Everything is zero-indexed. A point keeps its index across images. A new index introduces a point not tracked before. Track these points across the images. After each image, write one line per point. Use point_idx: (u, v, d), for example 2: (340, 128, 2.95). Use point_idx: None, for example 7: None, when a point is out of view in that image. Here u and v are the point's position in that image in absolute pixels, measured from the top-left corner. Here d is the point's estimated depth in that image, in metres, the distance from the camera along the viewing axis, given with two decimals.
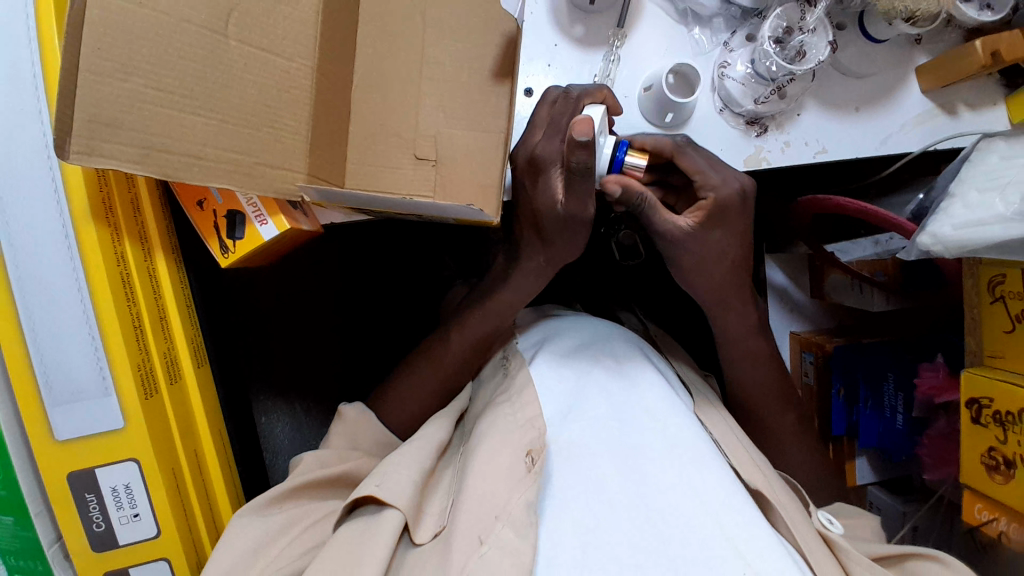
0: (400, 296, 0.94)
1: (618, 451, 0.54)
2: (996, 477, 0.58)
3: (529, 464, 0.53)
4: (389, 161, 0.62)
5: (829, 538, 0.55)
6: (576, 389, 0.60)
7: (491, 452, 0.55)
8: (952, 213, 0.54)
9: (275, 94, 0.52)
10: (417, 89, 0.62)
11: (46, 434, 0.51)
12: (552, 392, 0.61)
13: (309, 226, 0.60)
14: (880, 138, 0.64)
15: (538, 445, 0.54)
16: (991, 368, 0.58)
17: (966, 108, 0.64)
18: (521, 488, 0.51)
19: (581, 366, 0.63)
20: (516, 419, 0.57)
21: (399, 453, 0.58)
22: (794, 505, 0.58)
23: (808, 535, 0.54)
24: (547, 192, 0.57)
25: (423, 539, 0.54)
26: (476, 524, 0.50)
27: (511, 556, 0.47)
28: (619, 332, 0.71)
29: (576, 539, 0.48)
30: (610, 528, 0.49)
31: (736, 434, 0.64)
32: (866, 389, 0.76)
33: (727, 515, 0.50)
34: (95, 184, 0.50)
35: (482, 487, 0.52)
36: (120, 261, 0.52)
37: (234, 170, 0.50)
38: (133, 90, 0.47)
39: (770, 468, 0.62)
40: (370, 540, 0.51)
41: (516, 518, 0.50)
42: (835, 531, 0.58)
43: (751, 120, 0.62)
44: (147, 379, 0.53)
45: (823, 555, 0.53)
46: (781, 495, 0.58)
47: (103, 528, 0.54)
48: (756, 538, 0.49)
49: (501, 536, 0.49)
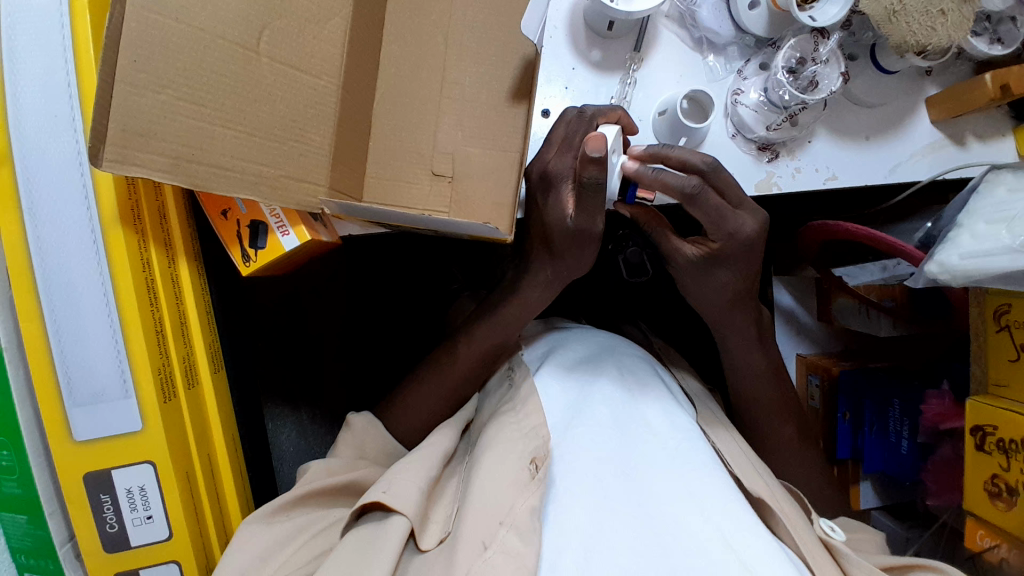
0: (412, 307, 0.95)
1: (621, 461, 0.55)
2: (998, 504, 0.58)
3: (533, 471, 0.54)
4: (407, 175, 0.64)
5: (830, 544, 0.57)
6: (579, 401, 0.61)
7: (497, 460, 0.56)
8: (959, 244, 0.55)
9: (300, 110, 0.53)
10: (437, 108, 0.64)
11: (65, 437, 0.52)
12: (560, 403, 0.62)
13: (328, 236, 0.61)
14: (890, 165, 0.65)
15: (541, 453, 0.56)
16: (994, 396, 0.59)
17: (976, 139, 0.65)
18: (525, 494, 0.53)
19: (586, 378, 0.64)
20: (523, 426, 0.59)
21: (406, 459, 0.59)
22: (800, 521, 0.58)
23: (808, 539, 0.56)
24: (558, 208, 0.58)
25: (428, 545, 0.54)
26: (480, 528, 0.51)
27: (514, 561, 0.48)
28: (624, 345, 0.72)
29: (581, 543, 0.49)
30: (611, 532, 0.49)
31: (743, 449, 0.65)
32: (871, 414, 0.77)
33: (729, 524, 0.50)
34: (124, 191, 0.51)
35: (487, 494, 0.54)
36: (146, 266, 0.53)
37: (259, 182, 0.51)
38: (167, 102, 0.47)
39: (775, 480, 0.62)
40: (378, 545, 0.52)
41: (520, 524, 0.51)
42: (837, 537, 0.59)
43: (762, 146, 0.64)
44: (167, 383, 0.54)
45: (823, 555, 0.55)
46: (784, 505, 0.59)
47: (116, 529, 0.55)
48: (758, 545, 0.49)
49: (505, 542, 0.50)
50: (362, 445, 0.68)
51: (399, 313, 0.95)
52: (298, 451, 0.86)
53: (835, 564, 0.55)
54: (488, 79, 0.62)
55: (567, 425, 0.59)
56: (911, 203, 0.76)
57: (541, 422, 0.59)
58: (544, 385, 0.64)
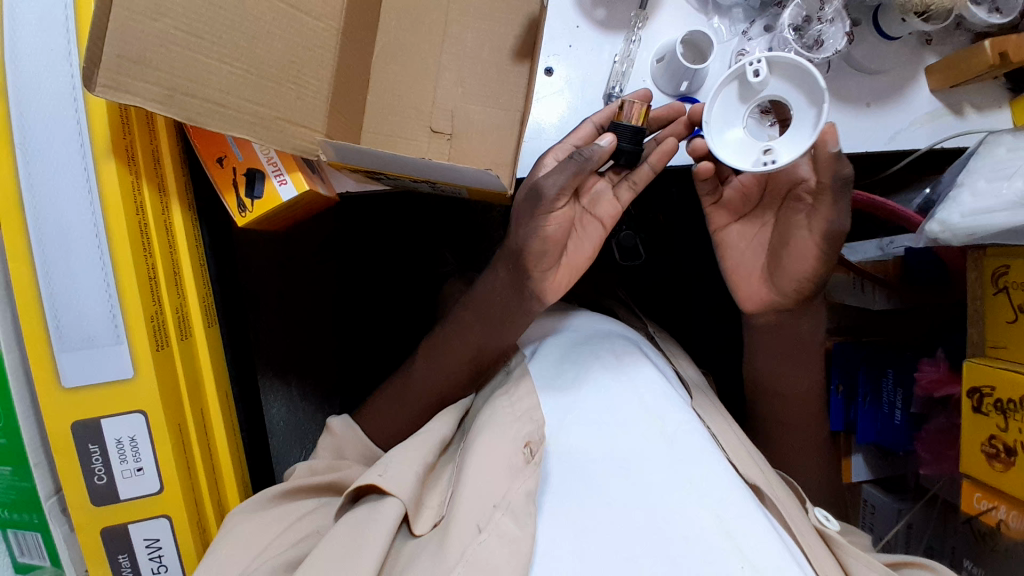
0: (399, 288, 0.92)
1: (620, 448, 0.52)
2: (996, 466, 0.58)
3: (527, 455, 0.52)
4: (406, 131, 0.65)
5: (826, 535, 0.56)
6: (574, 388, 0.59)
7: (492, 442, 0.53)
8: (960, 202, 0.55)
9: (302, 54, 0.53)
10: (437, 64, 0.64)
11: (53, 382, 0.50)
12: (551, 384, 0.60)
13: (324, 189, 0.60)
14: (890, 133, 0.66)
15: (536, 438, 0.53)
16: (992, 358, 0.60)
17: (972, 109, 0.66)
18: (521, 478, 0.50)
19: (581, 364, 0.61)
20: (514, 411, 0.56)
21: (400, 445, 0.57)
22: (786, 501, 0.57)
23: (804, 528, 0.55)
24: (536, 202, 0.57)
25: (422, 530, 0.52)
26: (474, 510, 0.49)
27: (509, 545, 0.46)
28: (617, 329, 0.70)
29: (575, 524, 0.48)
30: (609, 524, 0.47)
31: (732, 428, 0.64)
32: (866, 384, 0.77)
33: (729, 510, 0.49)
34: (118, 127, 0.50)
35: (480, 478, 0.51)
36: (139, 210, 0.52)
37: (256, 123, 0.50)
38: (164, 31, 0.46)
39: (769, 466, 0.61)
40: (367, 527, 0.50)
41: (515, 507, 0.48)
42: (832, 526, 0.58)
43: (766, 109, 0.64)
44: (160, 332, 0.53)
45: (824, 556, 0.53)
46: (777, 491, 0.57)
47: (104, 481, 0.52)
48: (759, 534, 0.47)
49: (500, 526, 0.47)
50: (342, 448, 0.67)
51: (386, 293, 0.92)
52: (288, 425, 0.89)
53: (829, 552, 0.54)
54: (490, 35, 0.63)
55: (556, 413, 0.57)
56: (906, 176, 0.77)
57: (533, 407, 0.57)
58: (536, 372, 0.62)
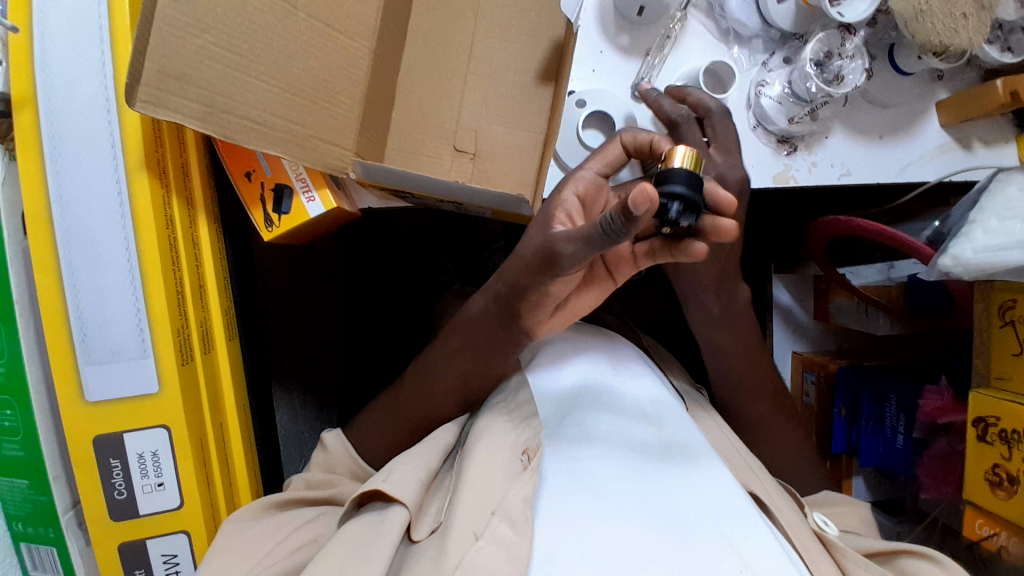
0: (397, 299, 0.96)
1: (619, 458, 0.52)
2: (999, 493, 0.60)
3: (525, 462, 0.51)
4: (429, 150, 0.65)
5: (825, 538, 0.54)
6: (575, 400, 0.59)
7: (491, 449, 0.53)
8: (973, 238, 0.57)
9: (333, 70, 0.53)
10: (463, 83, 0.65)
11: (75, 395, 0.50)
12: (552, 403, 0.59)
13: (349, 206, 0.61)
14: (901, 164, 0.68)
15: (534, 444, 0.53)
16: (997, 388, 0.61)
17: (981, 144, 0.68)
18: (518, 483, 0.49)
19: (585, 375, 0.62)
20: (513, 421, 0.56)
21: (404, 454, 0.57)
22: (785, 509, 0.55)
23: (803, 533, 0.53)
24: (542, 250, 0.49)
25: (421, 536, 0.50)
26: (473, 519, 0.47)
27: (507, 550, 0.45)
28: (622, 344, 0.70)
29: (579, 525, 0.46)
30: (611, 527, 0.45)
31: (734, 443, 0.62)
32: (868, 409, 0.79)
33: (729, 521, 0.48)
34: (151, 141, 0.50)
35: (478, 485, 0.50)
36: (168, 223, 0.52)
37: (291, 140, 0.51)
38: (205, 47, 0.46)
39: (766, 470, 0.60)
40: (374, 536, 0.49)
41: (513, 515, 0.47)
42: (830, 531, 0.56)
43: (782, 138, 0.66)
44: (185, 346, 0.52)
45: (817, 551, 0.52)
46: (777, 502, 0.55)
47: (124, 496, 0.52)
48: (757, 539, 0.47)
49: (497, 531, 0.46)
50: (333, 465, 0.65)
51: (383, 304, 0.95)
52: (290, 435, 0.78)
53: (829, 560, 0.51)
54: (516, 57, 0.64)
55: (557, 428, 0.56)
56: (910, 206, 0.79)
57: (532, 416, 0.56)
58: (540, 388, 0.62)
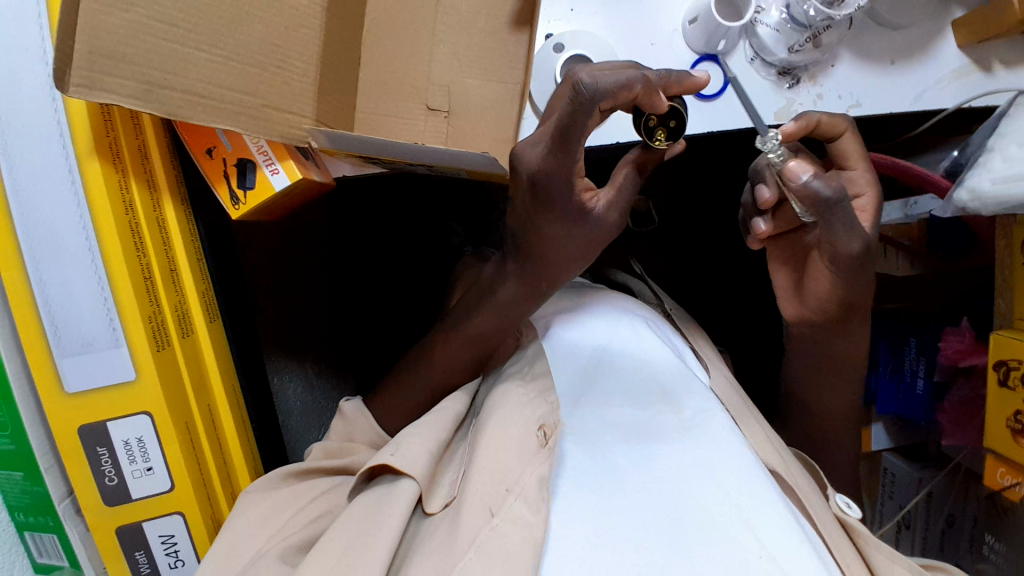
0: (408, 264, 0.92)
1: (634, 442, 0.50)
2: (1021, 442, 0.57)
3: (541, 438, 0.49)
4: (401, 111, 0.62)
5: (846, 521, 0.53)
6: (591, 377, 0.57)
7: (503, 425, 0.50)
8: (990, 167, 0.52)
9: (283, 33, 0.50)
10: (431, 35, 0.61)
11: (55, 387, 0.50)
12: (567, 372, 0.58)
13: (320, 175, 0.58)
14: (914, 93, 0.62)
15: (551, 421, 0.51)
16: (1019, 330, 0.57)
17: (1002, 66, 0.61)
18: (535, 461, 0.47)
19: (600, 347, 0.59)
20: (526, 394, 0.54)
21: (415, 424, 0.55)
22: (809, 489, 0.54)
23: (825, 518, 0.52)
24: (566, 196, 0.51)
25: (434, 509, 0.50)
26: (487, 493, 0.46)
27: (523, 530, 0.44)
28: (636, 303, 0.67)
29: (584, 502, 0.46)
30: (627, 510, 0.44)
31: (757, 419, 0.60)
32: (887, 354, 0.75)
33: (745, 497, 0.46)
34: (100, 124, 0.48)
35: (494, 457, 0.49)
36: (128, 208, 0.50)
37: (240, 113, 0.48)
38: (137, 22, 0.44)
39: (784, 447, 0.59)
40: (381, 511, 0.47)
41: (529, 492, 0.45)
42: (854, 513, 0.54)
43: (783, 70, 0.61)
44: (159, 332, 0.52)
45: (840, 537, 0.51)
46: (797, 477, 0.54)
47: (116, 482, 0.53)
48: (772, 517, 0.45)
49: (513, 508, 0.45)
50: (351, 433, 0.63)
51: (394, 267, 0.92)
52: None
53: (849, 542, 0.51)
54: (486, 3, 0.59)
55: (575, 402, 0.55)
56: (929, 135, 0.73)
57: (547, 390, 0.54)
58: (555, 356, 0.60)
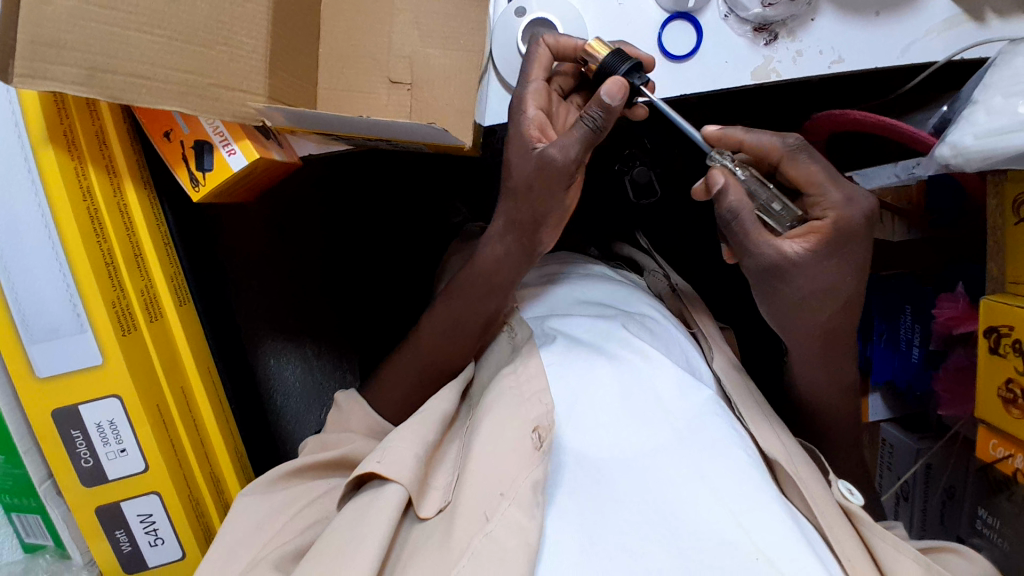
0: (407, 236, 0.95)
1: (628, 447, 0.48)
2: (1013, 411, 0.54)
3: (536, 441, 0.47)
4: (365, 86, 0.61)
5: (849, 511, 0.50)
6: (585, 367, 0.53)
7: (502, 424, 0.49)
8: (974, 121, 0.49)
9: (227, 9, 0.48)
10: (390, 7, 0.59)
11: (26, 371, 0.51)
12: (584, 340, 0.56)
13: (281, 153, 0.58)
14: (902, 45, 0.58)
15: (546, 422, 0.48)
16: (1011, 295, 0.54)
17: (996, 15, 0.58)
18: (530, 466, 0.46)
19: (594, 343, 0.56)
20: (521, 393, 0.51)
21: (400, 426, 0.53)
22: (810, 479, 0.51)
23: (821, 498, 0.50)
24: (524, 153, 0.53)
25: (428, 513, 0.49)
26: (479, 498, 0.46)
27: (517, 535, 0.42)
28: (642, 297, 0.66)
29: (581, 506, 0.45)
30: (622, 516, 0.43)
31: (756, 400, 0.59)
32: (882, 323, 0.73)
33: (741, 504, 0.45)
34: (54, 112, 0.48)
35: (487, 464, 0.47)
36: (87, 195, 0.50)
37: (185, 92, 0.47)
38: (75, 7, 0.43)
39: (790, 435, 0.56)
40: (370, 517, 0.46)
41: (522, 497, 0.44)
42: (856, 500, 0.52)
43: (759, 26, 0.57)
44: (124, 317, 0.52)
45: (837, 520, 0.49)
46: (799, 466, 0.52)
47: (92, 463, 0.54)
48: (772, 529, 0.44)
49: (506, 515, 0.43)
50: (347, 422, 0.62)
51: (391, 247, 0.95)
52: (304, 388, 0.85)
53: (851, 530, 0.49)
54: None
55: (594, 363, 0.53)
56: (925, 90, 0.69)
57: (544, 388, 0.51)
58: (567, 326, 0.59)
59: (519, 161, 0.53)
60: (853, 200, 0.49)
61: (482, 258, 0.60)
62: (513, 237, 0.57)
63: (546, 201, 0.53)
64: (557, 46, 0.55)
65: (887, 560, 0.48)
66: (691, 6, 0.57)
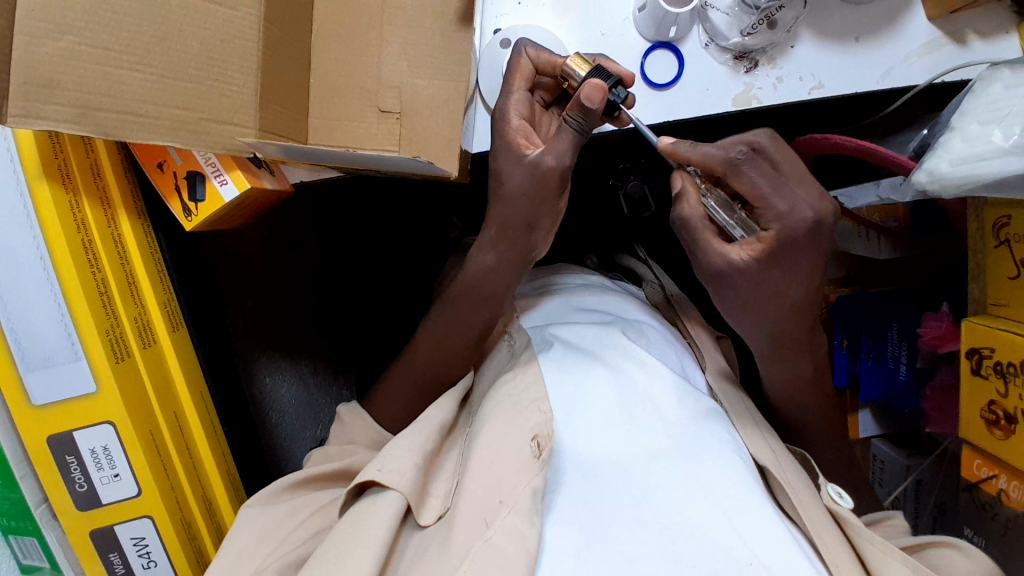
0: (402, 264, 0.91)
1: (626, 455, 0.48)
2: (996, 433, 0.54)
3: (535, 450, 0.47)
4: (354, 113, 0.62)
5: (836, 513, 0.49)
6: (586, 372, 0.53)
7: (503, 431, 0.49)
8: (950, 149, 0.50)
9: (218, 46, 0.50)
10: (380, 37, 0.60)
11: (21, 399, 0.52)
12: (581, 345, 0.57)
13: (274, 184, 0.59)
14: (882, 70, 0.59)
15: (544, 431, 0.47)
16: (993, 317, 0.55)
17: (978, 37, 0.59)
18: (528, 474, 0.45)
19: (596, 349, 0.56)
20: (520, 400, 0.50)
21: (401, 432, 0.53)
22: (797, 483, 0.51)
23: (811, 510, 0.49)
24: (516, 164, 0.54)
25: (427, 521, 0.49)
26: (480, 505, 0.45)
27: (516, 542, 0.42)
28: (640, 307, 0.67)
29: (580, 515, 0.44)
30: (621, 519, 0.43)
31: (742, 403, 0.58)
32: (870, 341, 0.72)
33: (737, 509, 0.45)
34: (48, 148, 0.50)
35: (486, 468, 0.47)
36: (81, 227, 0.52)
37: (177, 127, 0.48)
38: (69, 49, 0.43)
39: (778, 441, 0.56)
40: (366, 527, 0.46)
41: (521, 505, 0.44)
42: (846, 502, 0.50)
43: (739, 54, 0.58)
44: (117, 344, 0.53)
45: (826, 528, 0.48)
46: (788, 472, 0.51)
47: (86, 488, 0.55)
48: (767, 531, 0.44)
49: (507, 522, 0.43)
50: (351, 435, 0.63)
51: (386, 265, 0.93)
52: (301, 404, 0.89)
53: (840, 535, 0.48)
54: None
55: (590, 368, 0.53)
56: (910, 109, 0.70)
57: (543, 396, 0.50)
58: (565, 331, 0.59)
59: (512, 172, 0.54)
60: (796, 211, 0.47)
61: (473, 269, 0.60)
62: (505, 246, 0.58)
63: (539, 206, 0.54)
64: (536, 60, 0.56)
65: (875, 562, 0.47)
66: (673, 35, 0.58)
